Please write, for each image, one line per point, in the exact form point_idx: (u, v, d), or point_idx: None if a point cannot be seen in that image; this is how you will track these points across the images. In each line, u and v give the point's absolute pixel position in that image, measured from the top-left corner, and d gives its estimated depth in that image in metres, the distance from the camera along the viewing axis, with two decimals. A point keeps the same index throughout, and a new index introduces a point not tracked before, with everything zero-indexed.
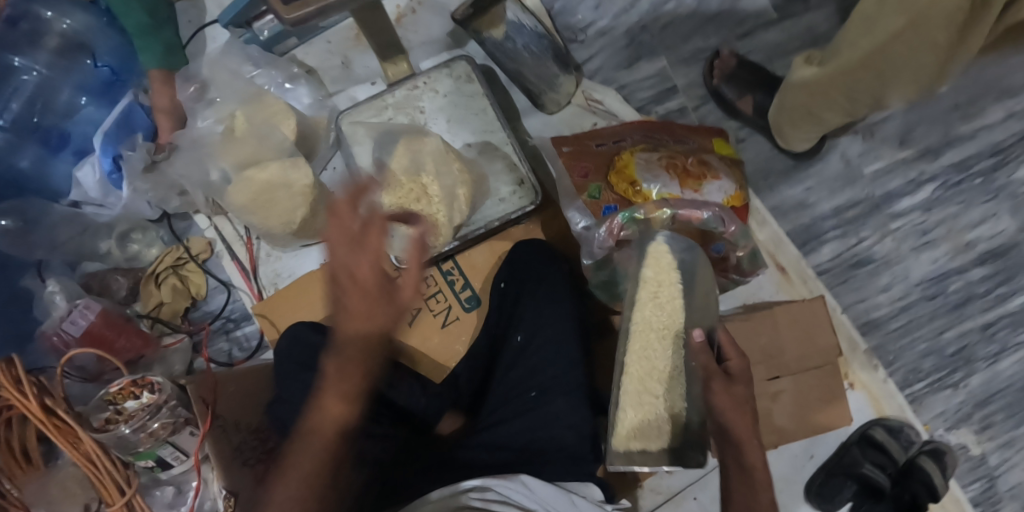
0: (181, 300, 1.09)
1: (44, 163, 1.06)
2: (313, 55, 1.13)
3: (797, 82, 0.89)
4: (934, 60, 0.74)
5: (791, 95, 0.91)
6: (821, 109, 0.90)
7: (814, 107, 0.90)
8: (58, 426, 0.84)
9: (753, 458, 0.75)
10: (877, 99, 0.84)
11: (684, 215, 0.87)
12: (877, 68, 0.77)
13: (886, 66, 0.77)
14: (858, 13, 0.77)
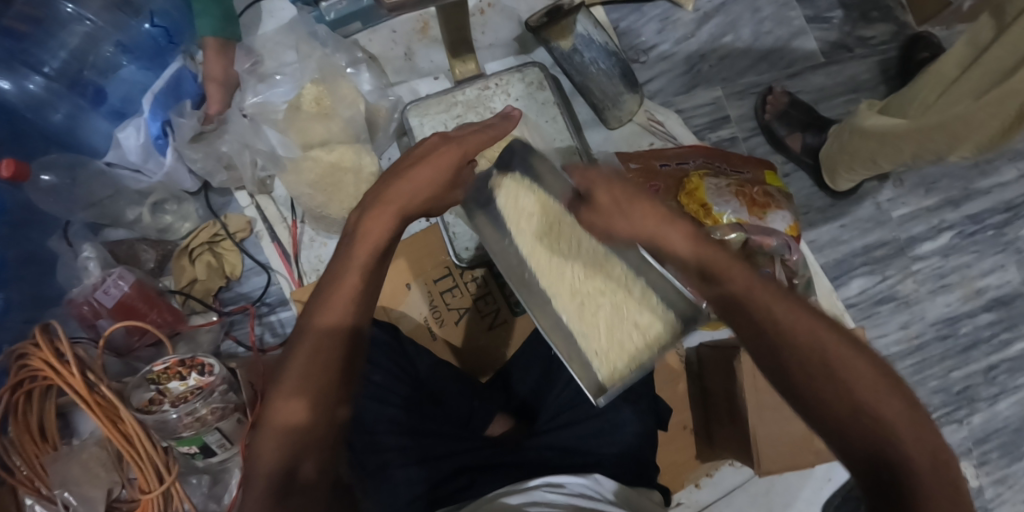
0: (216, 278, 1.04)
1: (78, 119, 0.97)
2: (377, 42, 1.11)
3: (866, 129, 0.91)
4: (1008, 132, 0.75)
5: (857, 141, 0.94)
6: (882, 158, 0.91)
7: (869, 155, 0.93)
8: (99, 402, 0.79)
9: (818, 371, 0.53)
10: (932, 160, 0.86)
11: (756, 239, 0.89)
12: (953, 130, 0.78)
13: (962, 131, 0.77)
14: (937, 71, 0.82)
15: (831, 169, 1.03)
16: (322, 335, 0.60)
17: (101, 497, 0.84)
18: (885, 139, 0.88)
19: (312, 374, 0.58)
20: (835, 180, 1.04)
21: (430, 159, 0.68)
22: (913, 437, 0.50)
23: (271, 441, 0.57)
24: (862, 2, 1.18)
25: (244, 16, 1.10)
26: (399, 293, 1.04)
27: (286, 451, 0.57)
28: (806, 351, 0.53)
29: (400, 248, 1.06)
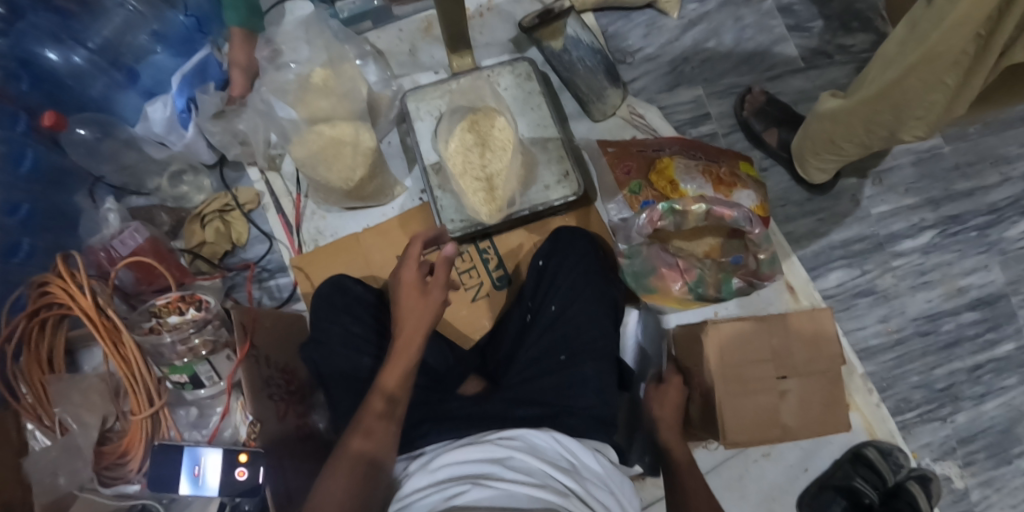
0: (223, 242, 1.12)
1: (113, 94, 1.10)
2: (385, 39, 1.23)
3: (824, 113, 0.95)
4: (941, 96, 0.77)
5: (817, 125, 0.98)
6: (844, 139, 0.95)
7: (832, 137, 0.96)
8: (105, 325, 0.86)
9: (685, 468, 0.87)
10: (889, 138, 0.89)
11: (717, 211, 0.95)
12: (892, 103, 0.81)
13: (901, 101, 0.80)
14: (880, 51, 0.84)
15: (801, 156, 1.06)
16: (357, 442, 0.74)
17: (96, 423, 0.91)
18: (841, 119, 0.91)
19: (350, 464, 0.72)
20: (807, 168, 1.07)
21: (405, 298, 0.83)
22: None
23: (342, 471, 0.72)
24: (842, 13, 1.25)
25: (268, 14, 1.23)
26: (387, 263, 1.11)
27: (356, 480, 0.71)
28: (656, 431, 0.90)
29: (392, 221, 1.12)
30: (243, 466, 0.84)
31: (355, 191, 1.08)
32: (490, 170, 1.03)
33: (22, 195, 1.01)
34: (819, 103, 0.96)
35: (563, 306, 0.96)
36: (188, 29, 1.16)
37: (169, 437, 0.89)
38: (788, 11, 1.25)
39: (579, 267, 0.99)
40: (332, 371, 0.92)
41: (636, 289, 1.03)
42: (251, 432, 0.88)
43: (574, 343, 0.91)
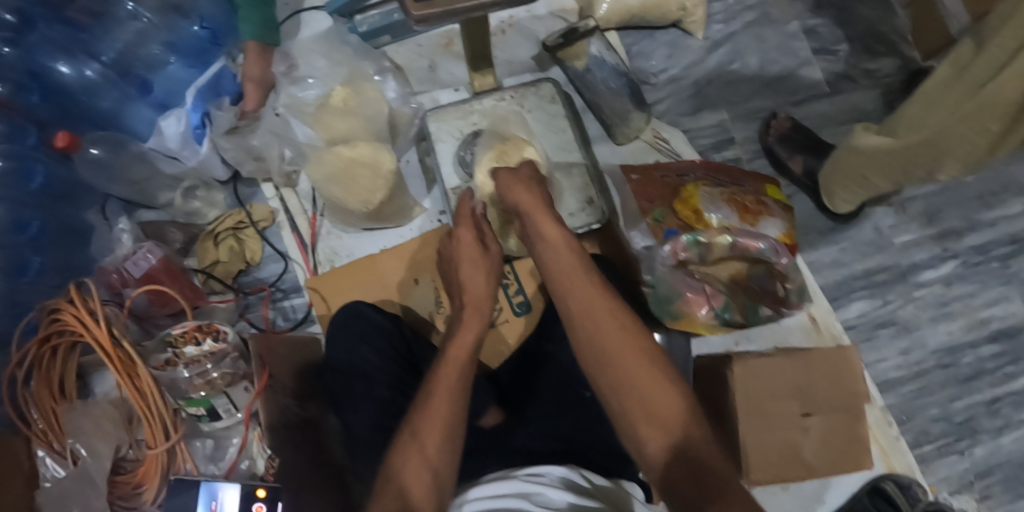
0: (237, 261, 1.10)
1: (125, 105, 1.07)
2: (403, 54, 1.20)
3: (858, 148, 0.95)
4: (985, 145, 0.78)
5: (850, 159, 0.98)
6: (876, 175, 0.95)
7: (864, 172, 0.96)
8: (119, 358, 0.83)
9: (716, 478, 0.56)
10: (924, 178, 0.89)
11: (742, 242, 0.95)
12: (936, 147, 0.82)
13: (944, 146, 0.81)
14: (925, 91, 0.85)
15: (829, 189, 1.06)
16: (445, 401, 0.71)
17: (110, 452, 0.88)
18: (877, 157, 0.91)
19: (438, 426, 0.68)
20: (834, 200, 1.07)
21: (467, 261, 0.86)
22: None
23: (433, 433, 0.68)
24: (867, 36, 1.23)
25: (283, 25, 1.20)
26: (405, 287, 1.09)
27: (446, 442, 0.68)
28: (585, 338, 0.66)
29: (411, 243, 1.10)
30: (261, 502, 0.83)
31: (375, 214, 1.06)
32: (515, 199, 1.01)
33: (33, 212, 0.97)
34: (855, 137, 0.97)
35: None
36: (203, 42, 1.12)
37: (186, 470, 0.88)
38: (813, 33, 1.23)
39: None
40: (350, 402, 0.91)
41: (659, 317, 0.97)
42: (272, 467, 0.89)
43: None
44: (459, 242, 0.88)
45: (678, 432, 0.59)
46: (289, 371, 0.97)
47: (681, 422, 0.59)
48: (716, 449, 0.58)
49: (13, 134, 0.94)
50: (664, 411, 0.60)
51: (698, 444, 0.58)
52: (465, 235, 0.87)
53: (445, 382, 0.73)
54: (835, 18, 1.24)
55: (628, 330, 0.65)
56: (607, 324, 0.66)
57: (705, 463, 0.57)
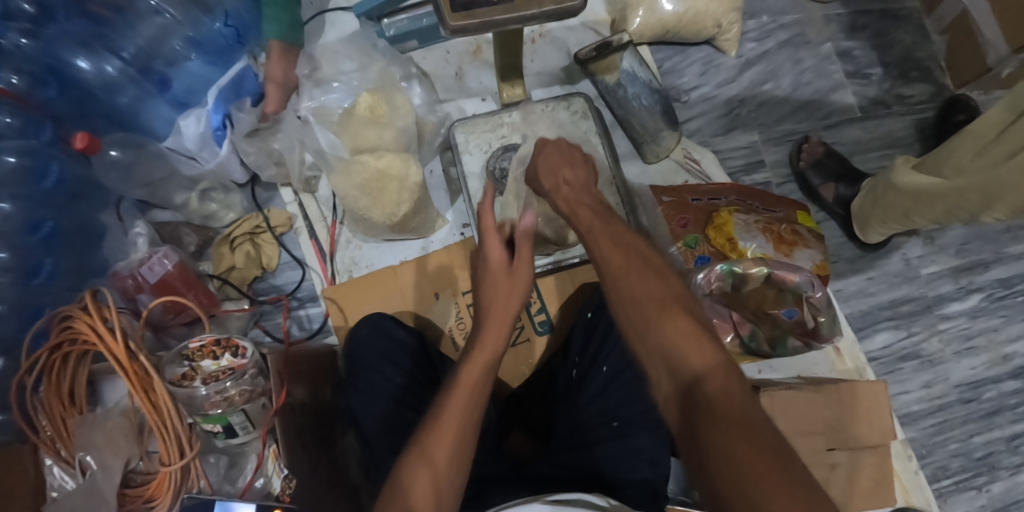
0: (253, 267, 1.07)
1: (142, 105, 1.04)
2: (430, 60, 1.17)
3: (899, 184, 0.94)
4: None
5: (890, 195, 0.97)
6: (916, 214, 0.93)
7: (905, 209, 0.95)
8: (135, 372, 0.81)
9: (733, 432, 0.54)
10: (968, 220, 0.87)
11: (779, 275, 0.92)
12: (989, 191, 0.80)
13: (998, 192, 0.79)
14: (971, 130, 0.84)
15: (863, 220, 1.05)
16: (462, 411, 0.68)
17: (120, 466, 0.85)
18: (920, 196, 0.90)
19: (455, 435, 0.66)
20: (865, 229, 1.06)
21: (494, 290, 0.77)
22: (776, 491, 0.50)
23: (445, 444, 0.66)
24: (902, 62, 1.21)
25: (307, 24, 1.16)
26: (425, 301, 1.06)
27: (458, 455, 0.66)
28: (621, 293, 0.66)
29: (433, 255, 1.08)
30: None
31: (398, 227, 1.03)
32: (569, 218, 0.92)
33: (46, 212, 0.95)
34: (896, 171, 0.95)
35: (616, 370, 0.91)
36: (226, 39, 1.08)
37: (199, 488, 0.85)
38: (848, 55, 1.21)
39: None
40: (371, 420, 0.88)
41: None
42: (287, 488, 0.85)
43: (625, 410, 0.88)
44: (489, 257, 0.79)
45: (701, 377, 0.58)
46: (307, 387, 0.94)
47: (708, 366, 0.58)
48: (743, 406, 0.56)
49: (26, 128, 0.95)
50: (689, 353, 0.60)
51: (719, 388, 0.57)
52: (497, 248, 0.79)
53: (449, 430, 0.67)
54: (871, 41, 1.22)
55: (663, 281, 0.65)
56: (647, 279, 0.66)
57: (713, 427, 0.54)
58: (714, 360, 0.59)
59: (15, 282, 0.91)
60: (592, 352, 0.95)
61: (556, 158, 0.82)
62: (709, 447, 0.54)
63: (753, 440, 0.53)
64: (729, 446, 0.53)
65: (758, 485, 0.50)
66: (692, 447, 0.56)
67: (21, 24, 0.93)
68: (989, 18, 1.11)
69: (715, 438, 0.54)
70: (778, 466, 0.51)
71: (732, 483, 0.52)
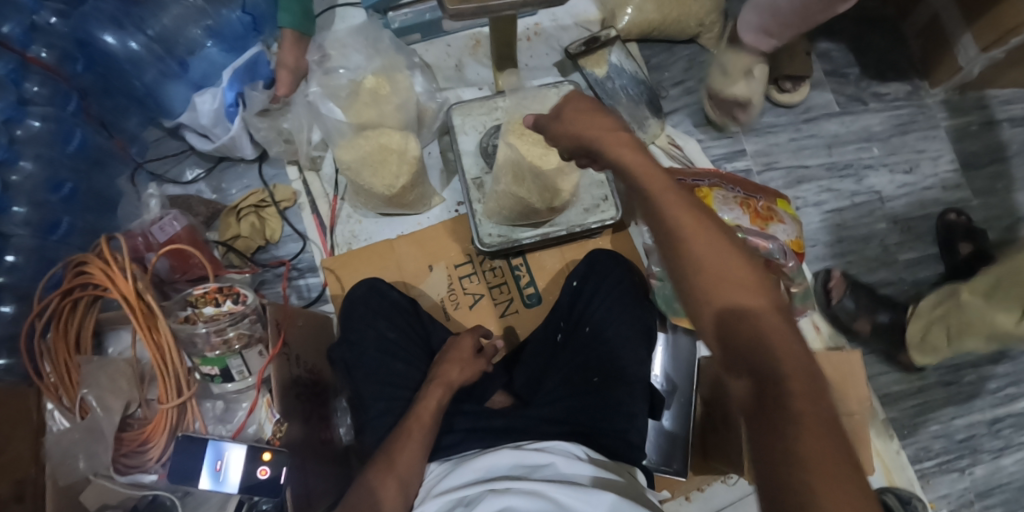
0: (257, 237, 1.12)
1: (163, 82, 1.11)
2: (433, 52, 1.25)
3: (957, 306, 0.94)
4: None
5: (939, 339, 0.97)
6: (967, 342, 0.93)
7: (956, 336, 0.95)
8: (141, 311, 0.86)
9: (802, 415, 0.47)
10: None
11: (753, 241, 0.96)
12: None
13: None
14: None
15: (926, 358, 1.01)
16: (426, 416, 0.83)
17: (120, 408, 0.89)
18: (980, 327, 0.90)
19: (420, 436, 0.81)
20: (928, 356, 1.01)
21: (455, 355, 0.93)
22: (848, 501, 0.43)
23: (412, 442, 0.81)
24: (880, 62, 1.27)
25: (319, 19, 1.25)
26: (420, 272, 1.11)
27: (422, 450, 0.81)
28: (673, 249, 0.57)
29: (428, 229, 1.13)
30: (266, 465, 0.84)
31: (396, 198, 1.07)
32: (548, 169, 0.95)
33: (67, 174, 1.03)
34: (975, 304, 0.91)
35: (598, 329, 0.95)
36: (243, 27, 1.17)
37: (194, 428, 0.90)
38: (827, 55, 1.28)
39: (614, 292, 0.99)
40: (367, 371, 0.91)
41: (665, 312, 1.05)
42: (277, 431, 0.87)
43: (606, 366, 0.91)
44: (459, 343, 0.96)
45: (771, 360, 0.51)
46: (308, 344, 0.99)
47: (781, 343, 0.51)
48: (814, 387, 0.49)
49: (55, 98, 1.04)
50: (764, 330, 0.52)
51: (792, 371, 0.50)
52: (469, 340, 0.97)
53: (414, 450, 0.80)
54: (849, 43, 1.29)
55: (731, 242, 0.56)
56: (713, 237, 0.56)
57: (774, 413, 0.48)
58: (785, 339, 0.52)
59: (34, 236, 0.97)
60: (575, 316, 1.00)
61: (581, 105, 0.67)
62: (779, 443, 0.47)
63: (824, 434, 0.46)
64: (798, 442, 0.46)
65: (827, 496, 0.43)
66: (757, 434, 0.49)
67: (55, 5, 1.03)
68: (958, 19, 1.17)
69: (788, 434, 0.47)
70: (850, 470, 0.45)
71: (801, 485, 0.44)
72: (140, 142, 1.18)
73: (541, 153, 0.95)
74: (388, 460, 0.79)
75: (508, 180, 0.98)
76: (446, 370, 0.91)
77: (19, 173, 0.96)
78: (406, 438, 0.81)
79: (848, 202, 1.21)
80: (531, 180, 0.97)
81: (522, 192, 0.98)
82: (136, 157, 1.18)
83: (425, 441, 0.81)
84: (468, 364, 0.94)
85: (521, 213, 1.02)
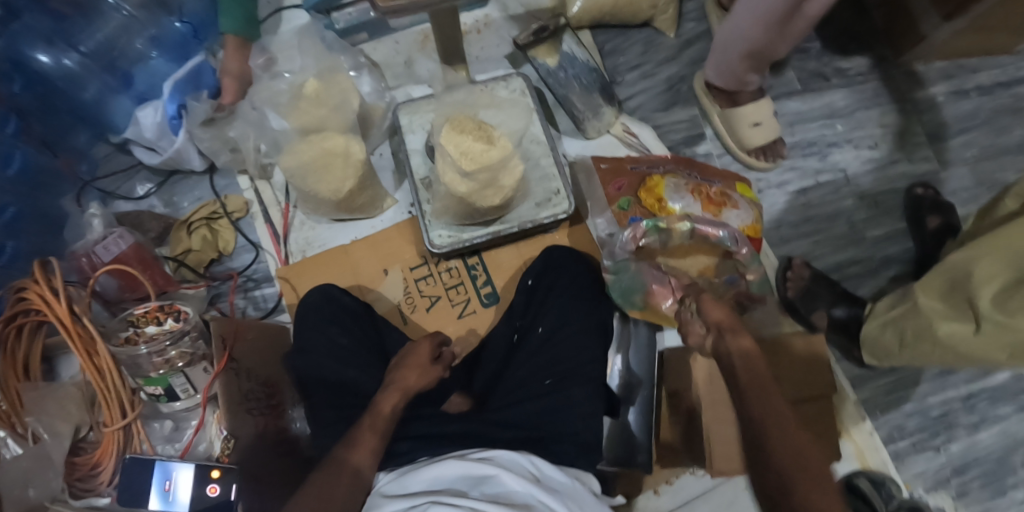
0: (209, 250, 1.11)
1: (106, 96, 1.09)
2: (381, 51, 1.22)
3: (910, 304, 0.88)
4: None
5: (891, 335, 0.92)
6: (915, 343, 0.87)
7: (907, 336, 0.89)
8: (79, 334, 0.84)
9: None
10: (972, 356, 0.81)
11: (701, 229, 0.95)
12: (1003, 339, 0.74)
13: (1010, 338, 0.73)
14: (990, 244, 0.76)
15: (879, 352, 0.96)
16: (380, 420, 0.79)
17: (69, 432, 0.89)
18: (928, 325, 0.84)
19: (372, 441, 0.77)
20: (883, 359, 0.96)
21: (412, 357, 0.89)
22: None
23: (365, 444, 0.76)
24: (841, 35, 1.24)
25: (264, 23, 1.22)
26: (375, 277, 1.09)
27: (374, 455, 0.76)
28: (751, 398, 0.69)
29: (381, 233, 1.11)
30: (216, 483, 0.83)
31: (345, 202, 1.06)
32: (492, 164, 0.93)
33: (9, 197, 1.01)
34: (927, 303, 0.85)
35: (551, 328, 0.94)
36: (183, 36, 1.14)
37: (141, 451, 0.89)
38: None
39: (568, 290, 0.97)
40: (320, 381, 0.91)
41: (623, 305, 1.00)
42: (226, 448, 0.88)
43: (560, 367, 0.89)
44: (417, 346, 0.92)
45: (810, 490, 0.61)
46: (259, 357, 0.97)
47: (811, 475, 0.63)
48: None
49: None
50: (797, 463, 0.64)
51: (815, 490, 0.61)
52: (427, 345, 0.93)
53: (366, 448, 0.76)
54: None
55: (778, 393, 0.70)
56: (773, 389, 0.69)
57: None
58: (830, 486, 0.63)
59: None
60: (533, 315, 0.98)
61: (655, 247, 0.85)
62: None
63: None
64: None
65: None
66: None
67: None
68: None
69: None
70: None
71: None
72: (89, 158, 1.17)
73: (483, 148, 0.92)
74: (337, 461, 0.75)
75: (452, 174, 0.94)
76: (404, 375, 0.86)
77: None
78: (360, 439, 0.77)
79: (812, 181, 1.18)
80: (471, 176, 0.93)
81: (460, 190, 0.94)
82: (85, 174, 1.16)
83: (377, 445, 0.77)
84: (427, 370, 0.88)
85: (467, 212, 1.00)
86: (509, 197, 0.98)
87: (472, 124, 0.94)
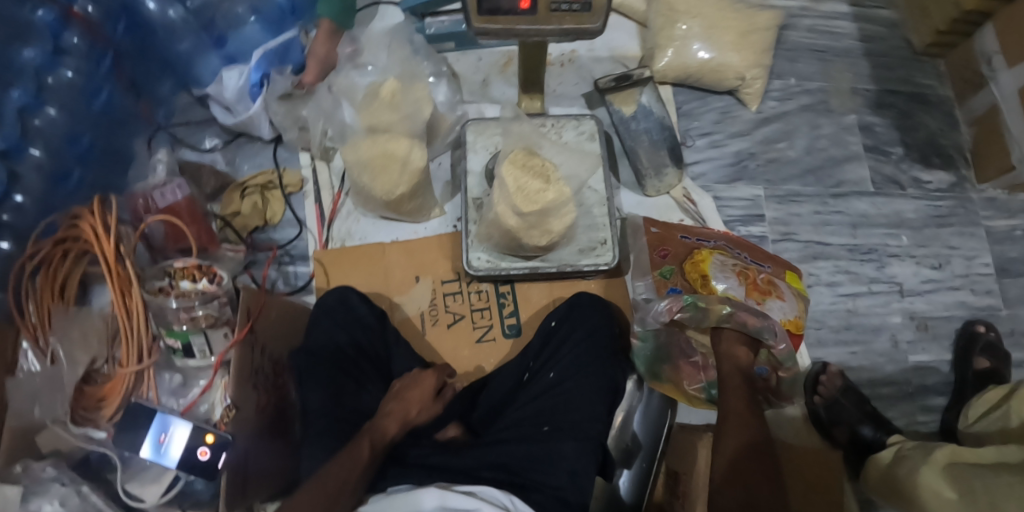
0: (256, 217, 1.15)
1: (196, 54, 1.15)
2: (463, 64, 1.25)
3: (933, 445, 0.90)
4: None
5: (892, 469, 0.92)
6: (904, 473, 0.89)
7: (902, 465, 0.90)
8: (120, 274, 0.88)
9: None
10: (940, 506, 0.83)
11: (742, 316, 0.87)
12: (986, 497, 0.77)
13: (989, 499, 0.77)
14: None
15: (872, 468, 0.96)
16: (370, 440, 0.78)
17: (85, 362, 0.90)
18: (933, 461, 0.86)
19: (358, 461, 0.76)
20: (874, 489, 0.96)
21: (417, 381, 0.88)
22: None
23: (349, 462, 0.76)
24: (925, 145, 1.22)
25: (360, 13, 1.26)
26: (405, 282, 1.10)
27: (359, 477, 0.75)
28: None
29: (422, 240, 1.13)
30: (208, 447, 0.83)
31: (394, 204, 1.07)
32: (545, 206, 0.93)
33: (86, 128, 1.06)
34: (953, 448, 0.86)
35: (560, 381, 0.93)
36: (282, 10, 1.17)
37: (147, 397, 0.90)
38: (869, 130, 1.23)
39: (586, 343, 0.96)
40: (316, 377, 0.90)
41: (644, 371, 0.98)
42: (226, 415, 0.87)
43: (561, 422, 0.87)
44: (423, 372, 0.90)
45: None
46: (276, 339, 0.99)
47: None
48: None
49: (90, 56, 1.04)
50: None
51: None
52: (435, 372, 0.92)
53: (351, 467, 0.75)
54: (894, 120, 1.24)
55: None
56: None
57: None
58: None
59: (43, 183, 0.99)
60: (544, 364, 0.97)
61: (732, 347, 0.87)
62: None
63: None
64: None
65: None
66: None
67: None
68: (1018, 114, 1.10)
69: None
70: None
71: None
72: (167, 105, 1.23)
73: (538, 188, 0.93)
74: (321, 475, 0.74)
75: (502, 207, 0.94)
76: (404, 405, 0.85)
77: (42, 118, 0.97)
78: (347, 458, 0.76)
79: (864, 288, 1.14)
80: (523, 214, 0.93)
81: (509, 224, 0.94)
82: (161, 120, 1.23)
83: (365, 467, 0.76)
84: (428, 405, 0.87)
85: (510, 245, 1.00)
86: (555, 239, 0.98)
87: (529, 161, 0.95)
